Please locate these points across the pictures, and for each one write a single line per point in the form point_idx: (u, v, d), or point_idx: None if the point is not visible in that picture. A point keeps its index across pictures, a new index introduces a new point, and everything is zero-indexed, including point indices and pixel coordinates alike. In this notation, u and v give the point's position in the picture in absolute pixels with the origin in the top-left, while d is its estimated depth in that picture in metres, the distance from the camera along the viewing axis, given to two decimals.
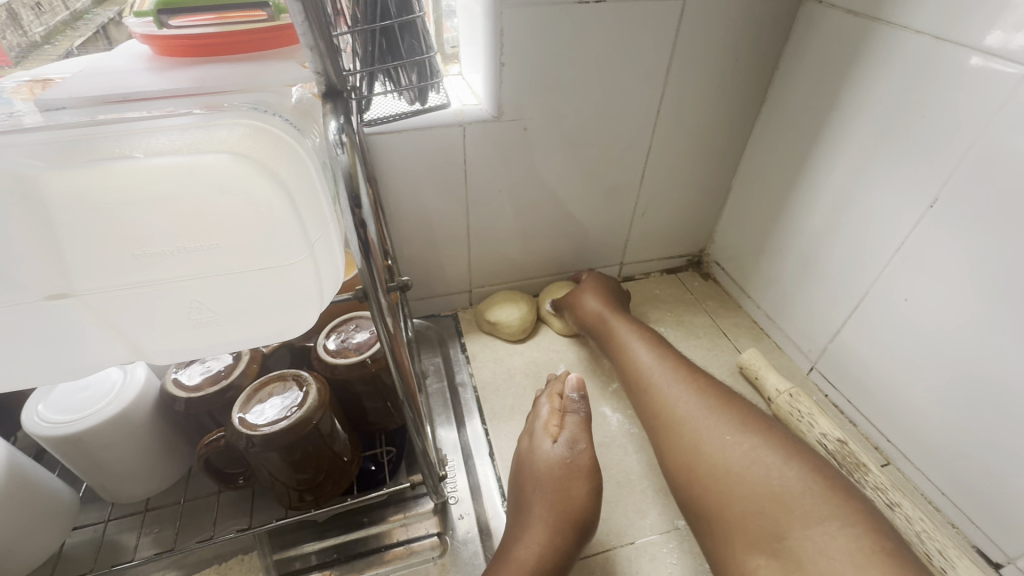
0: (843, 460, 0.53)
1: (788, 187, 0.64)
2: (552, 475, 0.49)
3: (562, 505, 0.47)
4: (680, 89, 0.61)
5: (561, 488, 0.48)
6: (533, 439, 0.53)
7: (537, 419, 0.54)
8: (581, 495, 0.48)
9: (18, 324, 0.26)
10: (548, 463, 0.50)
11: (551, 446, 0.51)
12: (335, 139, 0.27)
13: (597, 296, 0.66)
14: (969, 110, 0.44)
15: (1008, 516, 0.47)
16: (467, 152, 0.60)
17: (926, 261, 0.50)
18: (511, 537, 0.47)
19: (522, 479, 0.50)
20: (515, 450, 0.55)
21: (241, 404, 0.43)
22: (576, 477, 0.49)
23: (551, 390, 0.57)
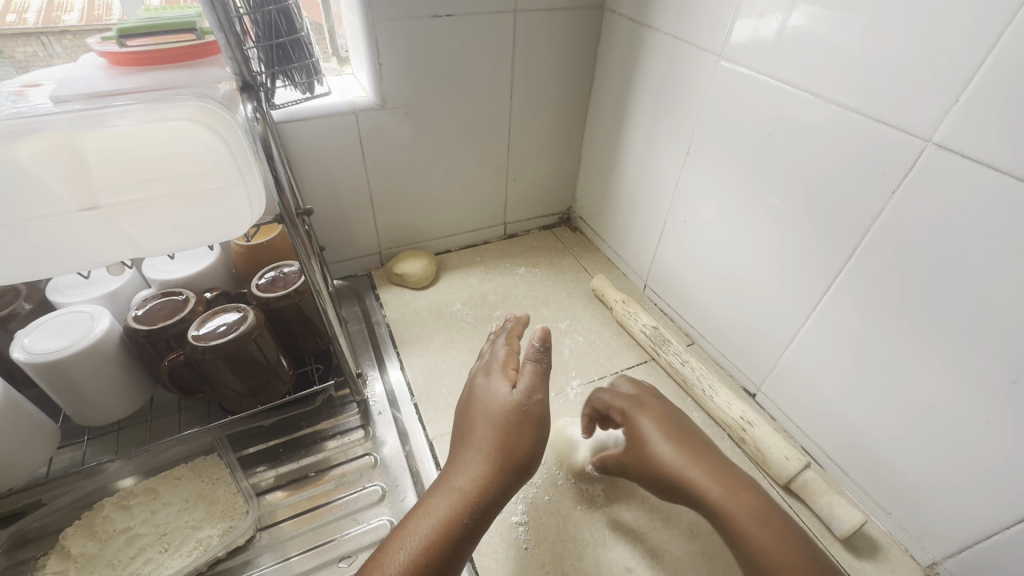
0: (656, 339, 0.76)
1: (614, 148, 0.86)
2: (503, 418, 0.47)
3: (507, 447, 0.46)
4: (525, 77, 0.81)
5: (510, 433, 0.46)
6: (491, 380, 0.50)
7: (495, 358, 0.53)
8: (526, 439, 0.46)
9: (52, 230, 0.35)
10: (502, 406, 0.48)
11: (508, 392, 0.48)
12: (252, 117, 0.42)
13: (666, 434, 0.52)
14: (697, 85, 0.67)
15: (749, 355, 0.71)
16: (362, 133, 0.75)
17: (692, 188, 0.72)
18: (447, 470, 0.47)
19: (469, 413, 0.49)
20: (468, 382, 0.53)
21: (196, 325, 0.57)
22: (527, 424, 0.47)
23: (517, 336, 0.55)
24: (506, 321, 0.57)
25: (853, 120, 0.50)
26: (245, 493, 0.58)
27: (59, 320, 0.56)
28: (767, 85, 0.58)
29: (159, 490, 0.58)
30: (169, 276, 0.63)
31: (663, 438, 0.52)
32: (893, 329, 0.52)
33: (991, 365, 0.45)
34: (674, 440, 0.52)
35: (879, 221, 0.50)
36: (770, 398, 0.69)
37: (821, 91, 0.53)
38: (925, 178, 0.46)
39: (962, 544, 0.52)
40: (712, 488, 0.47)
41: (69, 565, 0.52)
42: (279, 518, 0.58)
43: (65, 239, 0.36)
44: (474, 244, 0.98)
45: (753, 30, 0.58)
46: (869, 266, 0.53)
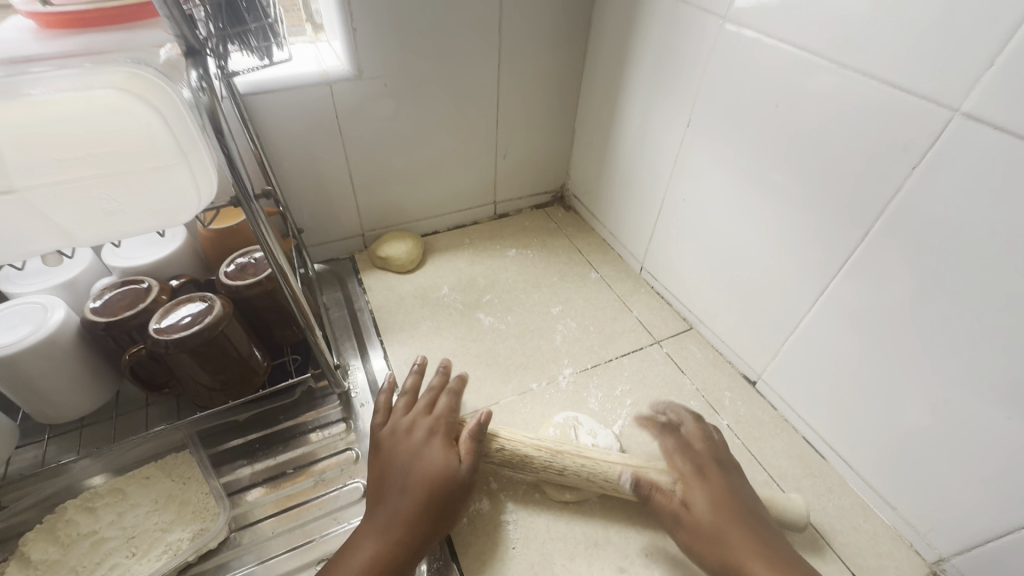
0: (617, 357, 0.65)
1: (610, 121, 0.81)
2: (450, 483, 0.49)
3: (447, 507, 0.49)
4: (513, 45, 0.75)
5: (452, 497, 0.49)
6: (431, 441, 0.52)
7: (438, 419, 0.55)
8: (461, 502, 0.50)
9: None
10: (451, 472, 0.50)
11: (457, 462, 0.51)
12: (198, 85, 0.36)
13: (719, 505, 0.49)
14: (697, 51, 0.62)
15: (749, 341, 0.68)
16: (338, 107, 0.70)
17: (691, 164, 0.68)
18: (369, 522, 0.47)
19: (403, 468, 0.50)
20: (404, 425, 0.54)
21: (158, 317, 0.53)
22: (464, 493, 0.50)
23: (455, 404, 0.58)
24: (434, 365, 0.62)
25: (870, 88, 0.46)
26: (218, 493, 0.55)
27: (9, 313, 0.52)
28: (775, 50, 0.53)
29: (127, 491, 0.55)
30: (130, 263, 0.59)
31: (713, 507, 0.49)
32: (908, 316, 0.48)
33: (1016, 354, 0.41)
34: (732, 516, 0.48)
35: (896, 200, 0.46)
36: (771, 386, 0.66)
37: (836, 56, 0.48)
38: (950, 151, 0.42)
39: (973, 541, 0.49)
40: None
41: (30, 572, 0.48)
42: (258, 517, 0.55)
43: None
44: (462, 225, 0.94)
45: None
46: (883, 249, 0.49)
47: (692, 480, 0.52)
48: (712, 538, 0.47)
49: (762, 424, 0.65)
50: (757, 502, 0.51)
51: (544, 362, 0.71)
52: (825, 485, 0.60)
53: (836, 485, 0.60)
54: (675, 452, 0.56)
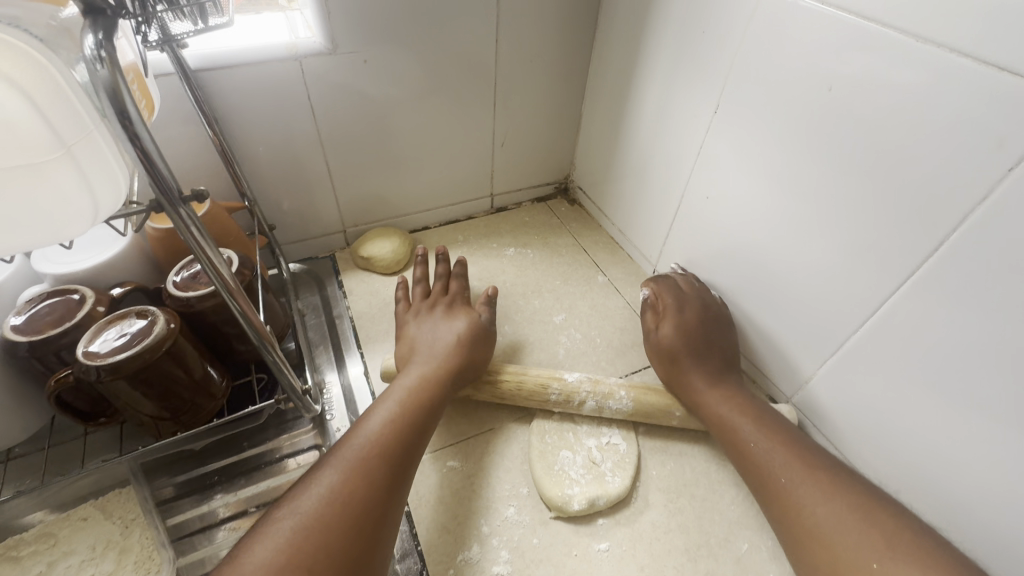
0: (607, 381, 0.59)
1: (622, 105, 0.72)
2: (468, 339, 0.57)
3: (469, 358, 0.56)
4: (514, 18, 0.66)
5: (471, 351, 0.56)
6: (451, 316, 0.60)
7: (452, 296, 0.63)
8: (481, 355, 0.57)
9: None
10: (468, 330, 0.57)
11: (472, 321, 0.59)
12: (93, 54, 0.27)
13: (686, 330, 0.59)
14: (732, 24, 0.52)
15: (777, 359, 0.60)
16: (310, 85, 0.61)
17: (719, 157, 0.59)
18: (405, 372, 0.53)
19: (430, 336, 0.57)
20: (421, 308, 0.61)
21: (88, 336, 0.45)
22: (482, 346, 0.58)
23: (465, 283, 0.65)
24: (436, 252, 0.66)
25: (956, 70, 0.37)
26: (164, 539, 0.47)
27: None
28: (830, 20, 0.44)
29: (59, 536, 0.47)
30: (63, 269, 0.50)
31: (677, 331, 0.59)
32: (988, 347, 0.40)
33: None
34: (694, 341, 0.58)
35: (982, 209, 0.37)
36: (804, 413, 0.58)
37: (911, 27, 0.39)
38: None
39: None
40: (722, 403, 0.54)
41: None
42: (215, 567, 0.47)
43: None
44: (456, 219, 0.85)
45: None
46: (960, 267, 0.40)
47: (670, 310, 0.61)
48: (668, 354, 0.58)
49: None
50: (724, 334, 0.60)
51: None
52: None
53: None
54: (658, 287, 0.64)
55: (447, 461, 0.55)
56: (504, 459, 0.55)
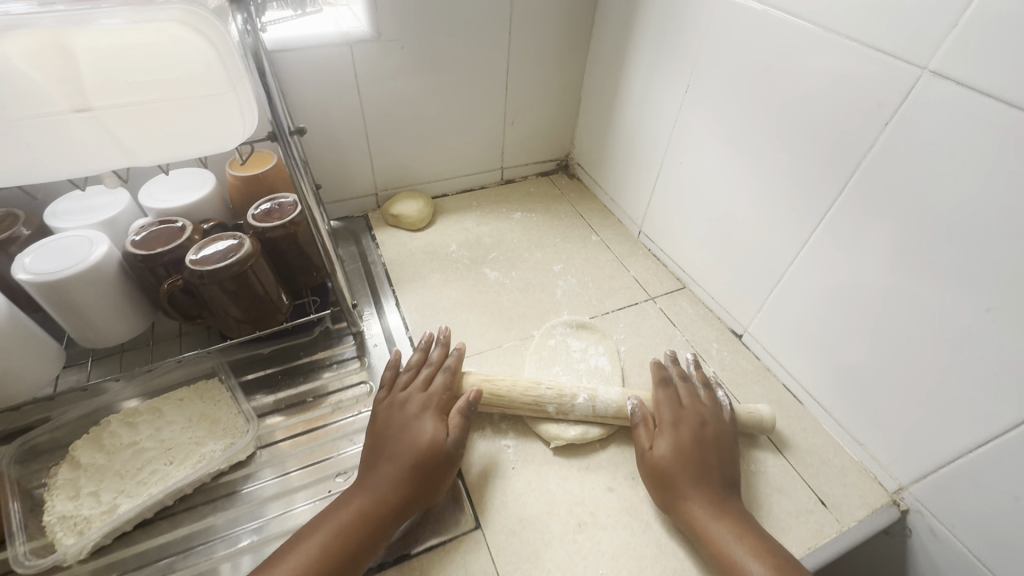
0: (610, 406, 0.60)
1: (614, 90, 0.85)
2: (427, 453, 0.52)
3: (425, 475, 0.51)
4: (524, 13, 0.79)
5: (429, 466, 0.52)
6: (423, 415, 0.56)
7: (430, 391, 0.58)
8: (442, 472, 0.53)
9: (44, 130, 0.36)
10: (429, 442, 0.53)
11: (439, 432, 0.54)
12: (243, 29, 0.41)
13: (681, 451, 0.54)
14: (698, 18, 0.66)
15: (736, 296, 0.73)
16: (357, 67, 0.74)
17: (689, 129, 0.72)
18: (357, 487, 0.51)
19: (392, 440, 0.53)
20: (392, 401, 0.57)
21: (193, 251, 0.58)
22: (445, 461, 0.53)
23: (452, 378, 0.60)
24: (437, 336, 0.64)
25: (851, 51, 0.50)
26: (246, 414, 0.61)
27: (59, 244, 0.57)
28: (772, 17, 0.57)
29: (163, 410, 0.60)
30: (164, 205, 0.63)
31: (673, 448, 0.54)
32: (878, 263, 0.53)
33: (970, 290, 0.46)
34: (692, 463, 0.53)
35: (871, 155, 0.51)
36: (757, 339, 0.71)
37: (823, 21, 0.52)
38: (919, 106, 0.46)
39: (929, 468, 0.54)
40: (727, 537, 0.48)
41: (79, 473, 0.54)
42: (277, 438, 0.61)
43: (56, 141, 0.37)
44: (470, 189, 0.98)
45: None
46: (860, 201, 0.53)
47: (667, 424, 0.56)
48: (664, 476, 0.53)
49: (745, 372, 0.70)
50: (726, 458, 0.55)
51: (545, 313, 0.76)
52: (800, 426, 0.65)
53: (811, 426, 0.65)
54: (660, 392, 0.60)
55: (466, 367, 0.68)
56: (510, 367, 0.68)
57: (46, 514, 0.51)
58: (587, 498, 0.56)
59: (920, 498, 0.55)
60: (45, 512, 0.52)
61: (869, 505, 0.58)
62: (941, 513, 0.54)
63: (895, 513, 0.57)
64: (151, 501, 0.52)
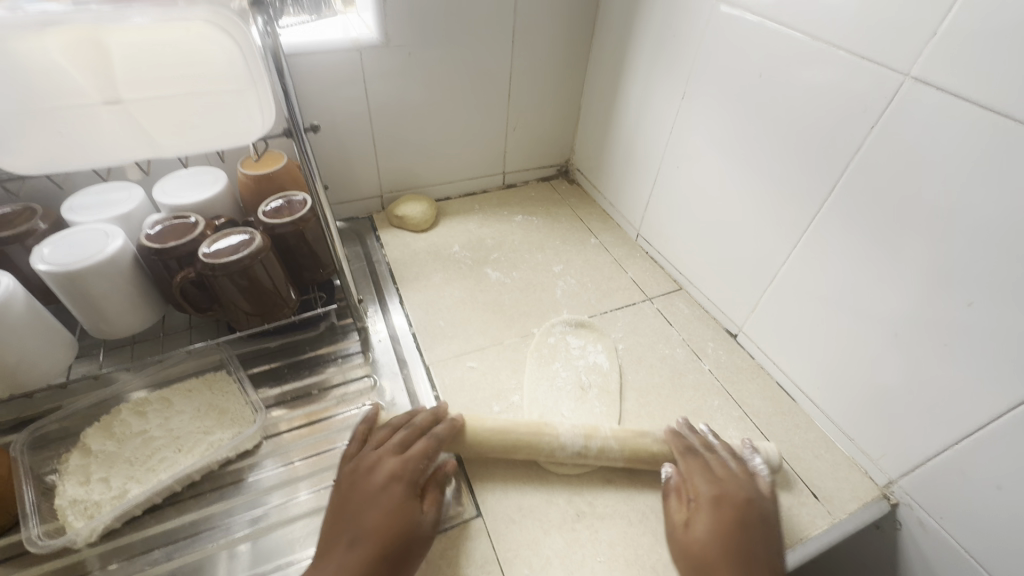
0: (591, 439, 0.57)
1: (613, 97, 0.88)
2: (393, 535, 0.46)
3: (390, 561, 0.45)
4: (527, 23, 0.82)
5: (394, 549, 0.45)
6: (392, 485, 0.49)
7: (406, 457, 0.51)
8: (409, 555, 0.46)
9: (74, 120, 0.38)
10: (398, 521, 0.47)
11: (409, 509, 0.48)
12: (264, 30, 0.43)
13: (723, 533, 0.47)
14: (694, 29, 0.69)
15: (731, 296, 0.75)
16: (365, 73, 0.77)
17: (685, 135, 0.75)
18: (312, 572, 0.44)
19: (349, 517, 0.47)
20: (364, 466, 0.50)
21: (206, 245, 0.60)
22: (413, 542, 0.47)
23: (433, 446, 0.53)
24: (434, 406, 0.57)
25: (837, 58, 0.53)
26: (254, 405, 0.62)
27: (77, 237, 0.59)
28: (764, 27, 0.59)
29: (172, 400, 0.61)
30: (178, 201, 0.65)
31: (710, 527, 0.48)
32: (866, 261, 0.55)
33: (954, 286, 0.48)
34: (731, 548, 0.46)
35: (858, 158, 0.53)
36: (751, 338, 0.73)
37: (811, 31, 0.55)
38: (902, 110, 0.48)
39: (917, 461, 0.55)
40: None
41: (90, 459, 0.56)
42: (283, 429, 0.62)
43: (88, 132, 0.39)
44: (472, 192, 1.00)
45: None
46: (849, 201, 0.55)
47: (704, 501, 0.50)
48: (703, 563, 0.47)
49: (740, 369, 0.72)
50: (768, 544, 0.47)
51: (545, 311, 0.78)
52: (794, 422, 0.66)
53: (803, 422, 0.66)
54: (693, 463, 0.54)
55: (468, 362, 0.70)
56: (511, 364, 0.70)
57: (57, 497, 0.53)
58: (586, 489, 0.57)
59: (910, 492, 0.57)
60: (57, 496, 0.53)
61: (860, 498, 0.59)
62: (930, 506, 0.55)
63: (886, 507, 0.58)
64: (160, 487, 0.54)
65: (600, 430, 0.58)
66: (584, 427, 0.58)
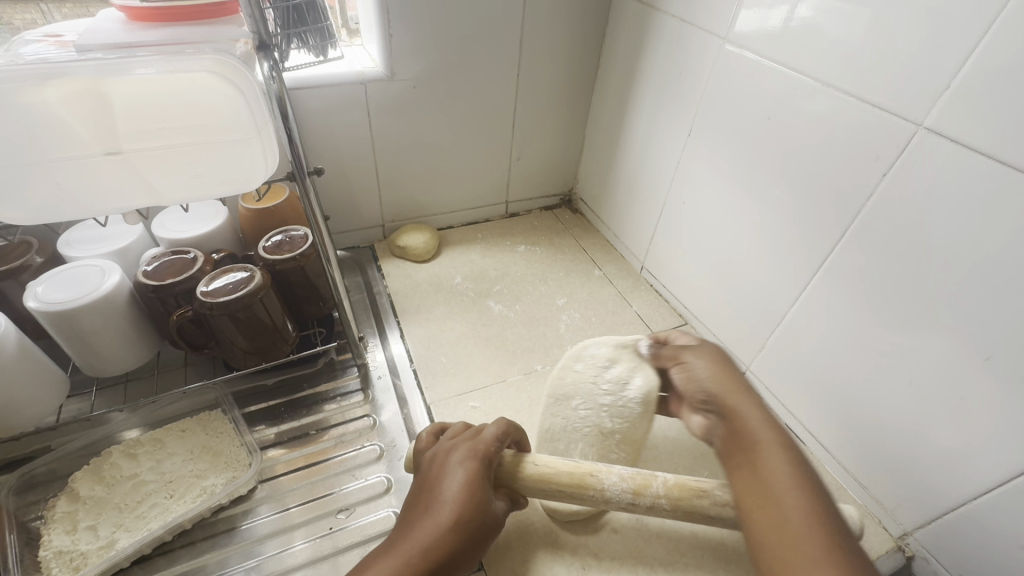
0: (638, 485, 0.51)
1: (618, 129, 0.88)
2: (475, 514, 0.45)
3: (470, 536, 0.44)
4: (532, 56, 0.82)
5: (475, 526, 0.44)
6: (470, 465, 0.48)
7: (480, 440, 0.51)
8: (484, 537, 0.45)
9: (72, 171, 0.37)
10: (478, 499, 0.46)
11: (489, 493, 0.47)
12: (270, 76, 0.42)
13: (716, 366, 0.51)
14: (699, 67, 0.69)
15: (738, 333, 0.74)
16: (370, 104, 0.76)
17: (691, 170, 0.74)
18: (393, 541, 0.42)
19: (430, 492, 0.45)
20: (440, 450, 0.50)
21: (204, 282, 0.59)
22: (490, 525, 0.46)
23: (507, 429, 0.53)
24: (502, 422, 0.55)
25: (845, 104, 0.52)
26: (249, 446, 0.60)
27: (72, 273, 0.58)
28: (770, 69, 0.59)
29: (165, 441, 0.60)
30: (177, 235, 0.64)
31: (711, 372, 0.51)
32: (879, 307, 0.54)
33: (970, 339, 0.47)
34: (733, 381, 0.50)
35: (869, 204, 0.53)
36: (759, 377, 0.72)
37: (819, 74, 0.54)
38: (913, 159, 0.48)
39: (934, 514, 0.54)
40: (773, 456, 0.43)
41: (78, 506, 0.54)
42: (278, 472, 0.60)
43: (84, 182, 0.38)
44: (475, 221, 1.00)
45: (760, 21, 0.59)
46: (859, 246, 0.55)
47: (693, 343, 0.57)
48: (708, 392, 0.50)
49: None
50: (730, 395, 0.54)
51: (549, 347, 0.76)
52: None
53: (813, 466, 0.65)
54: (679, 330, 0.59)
55: (471, 402, 0.68)
56: (514, 403, 0.68)
57: (42, 548, 0.50)
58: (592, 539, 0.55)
59: (925, 544, 0.55)
60: (41, 546, 0.51)
61: (875, 550, 0.57)
62: (947, 560, 0.53)
63: (901, 559, 0.56)
64: (150, 537, 0.52)
65: (653, 484, 0.51)
66: (634, 479, 0.51)
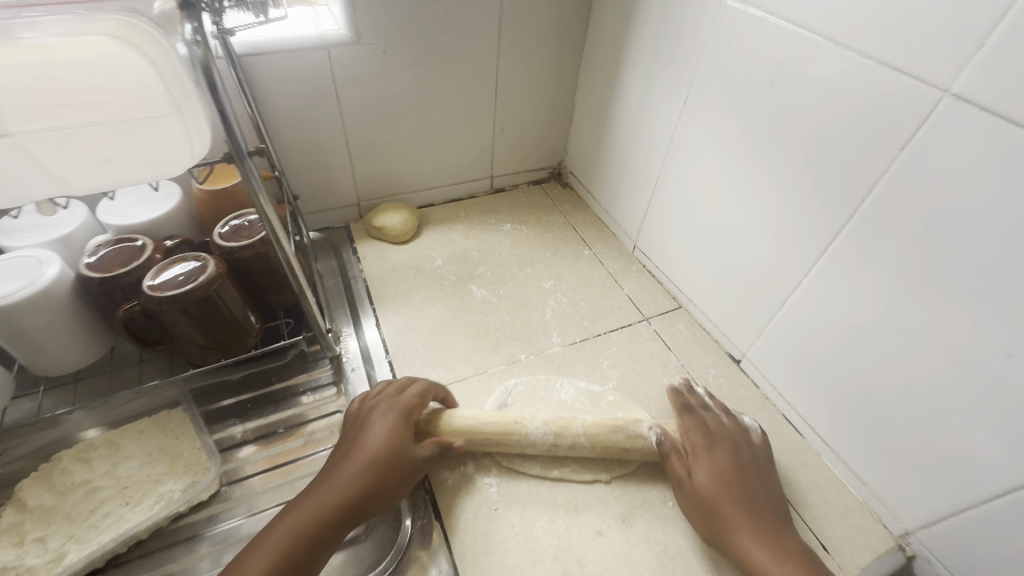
0: (558, 430, 0.55)
1: (609, 96, 0.81)
2: (390, 457, 0.48)
3: (387, 478, 0.47)
4: (514, 15, 0.75)
5: (392, 470, 0.47)
6: (386, 417, 0.51)
7: (399, 396, 0.53)
8: (404, 478, 0.48)
9: None
10: (394, 445, 0.49)
11: (409, 439, 0.50)
12: (192, 39, 0.34)
13: (721, 470, 0.51)
14: (699, 27, 0.62)
15: (733, 318, 0.69)
16: (335, 71, 0.70)
17: (688, 142, 0.68)
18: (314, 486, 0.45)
19: (349, 442, 0.49)
20: (363, 405, 0.53)
21: (151, 274, 0.54)
22: (409, 467, 0.49)
23: (427, 386, 0.56)
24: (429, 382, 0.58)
25: (861, 67, 0.46)
26: (210, 449, 0.57)
27: (6, 265, 0.52)
28: (776, 27, 0.53)
29: (121, 444, 0.56)
30: (124, 221, 0.59)
31: (712, 476, 0.51)
32: (890, 295, 0.49)
33: (990, 334, 0.42)
34: (731, 484, 0.50)
35: (884, 180, 0.47)
36: (757, 365, 0.68)
37: (830, 33, 0.48)
38: (937, 130, 0.42)
39: (939, 515, 0.50)
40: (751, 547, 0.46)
41: (25, 516, 0.50)
42: (243, 474, 0.57)
43: None
44: (458, 198, 0.94)
45: None
46: (869, 229, 0.49)
47: (702, 450, 0.53)
48: (706, 500, 0.50)
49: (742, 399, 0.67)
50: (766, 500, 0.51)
51: (534, 335, 0.72)
52: (801, 459, 0.61)
53: (812, 460, 0.62)
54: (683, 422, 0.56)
55: None
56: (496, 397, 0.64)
57: None
58: (575, 543, 0.52)
59: (927, 544, 0.52)
60: None
61: (873, 549, 0.54)
62: (950, 562, 0.50)
63: (901, 559, 0.54)
64: (101, 549, 0.48)
65: (573, 425, 0.55)
66: (556, 422, 0.55)
